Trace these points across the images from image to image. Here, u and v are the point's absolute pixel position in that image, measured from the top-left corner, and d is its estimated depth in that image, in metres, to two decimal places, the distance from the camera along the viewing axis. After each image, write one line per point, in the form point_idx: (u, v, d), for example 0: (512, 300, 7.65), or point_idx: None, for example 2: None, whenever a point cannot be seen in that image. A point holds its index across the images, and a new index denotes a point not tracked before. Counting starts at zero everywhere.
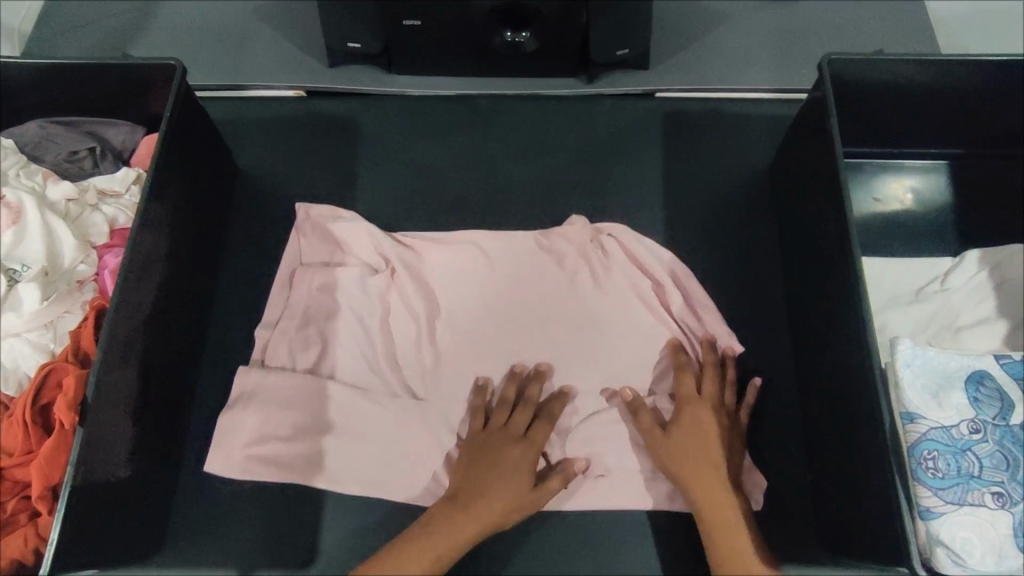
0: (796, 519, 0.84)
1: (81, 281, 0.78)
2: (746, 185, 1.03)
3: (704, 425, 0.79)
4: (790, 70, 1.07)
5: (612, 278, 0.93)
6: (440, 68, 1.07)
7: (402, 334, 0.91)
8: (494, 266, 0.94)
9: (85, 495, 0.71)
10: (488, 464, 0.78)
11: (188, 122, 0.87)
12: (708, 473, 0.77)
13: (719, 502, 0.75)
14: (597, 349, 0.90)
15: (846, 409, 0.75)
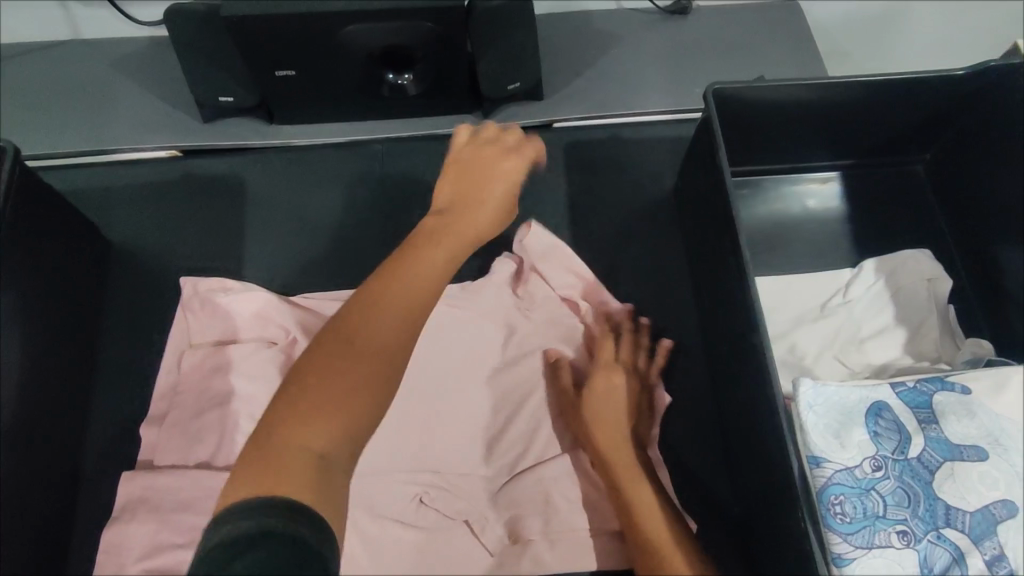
0: (727, 554, 0.83)
1: None
2: (653, 211, 1.02)
3: (613, 388, 0.81)
4: (684, 91, 1.07)
5: (534, 320, 0.90)
6: (327, 116, 1.00)
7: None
8: None
9: None
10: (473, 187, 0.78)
11: (32, 207, 0.78)
12: (618, 444, 0.79)
13: (629, 472, 0.77)
14: (518, 400, 0.87)
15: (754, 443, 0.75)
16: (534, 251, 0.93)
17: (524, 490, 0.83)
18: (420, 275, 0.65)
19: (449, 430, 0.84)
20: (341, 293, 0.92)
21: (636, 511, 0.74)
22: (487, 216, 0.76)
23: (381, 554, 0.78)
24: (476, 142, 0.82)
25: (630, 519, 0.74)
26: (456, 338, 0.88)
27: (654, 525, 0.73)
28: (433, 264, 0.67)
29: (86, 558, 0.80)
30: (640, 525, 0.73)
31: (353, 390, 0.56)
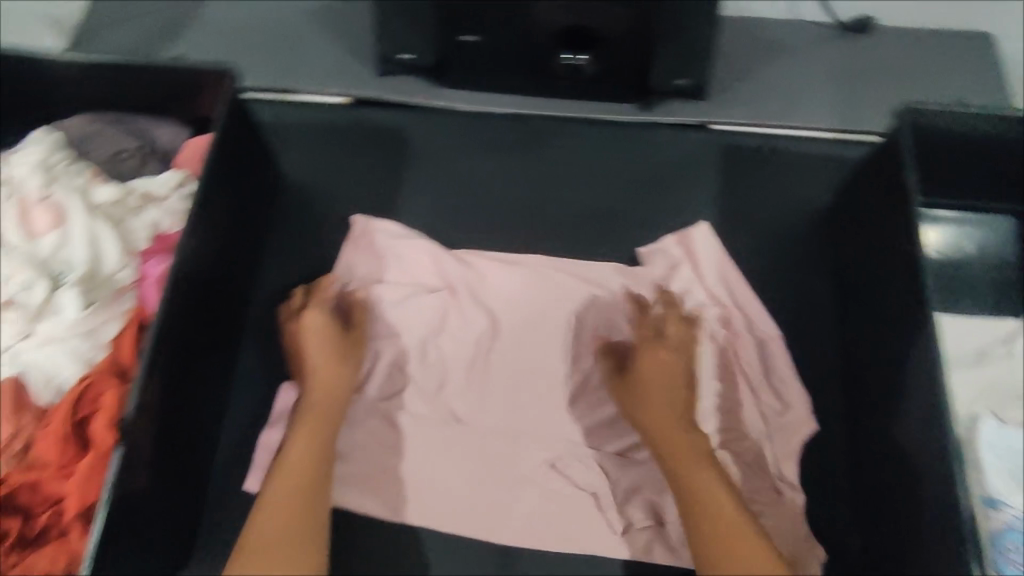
0: None
1: (120, 290, 0.72)
2: (809, 227, 0.99)
3: (659, 370, 0.81)
4: (854, 110, 1.04)
5: None
6: (494, 85, 1.04)
7: (453, 358, 0.89)
8: (561, 295, 0.92)
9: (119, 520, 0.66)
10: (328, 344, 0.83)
11: (239, 128, 0.85)
12: (671, 428, 0.79)
13: (694, 456, 0.77)
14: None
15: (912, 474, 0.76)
16: (698, 247, 0.95)
17: (650, 478, 0.84)
18: (294, 454, 0.76)
19: (589, 405, 0.88)
20: (491, 253, 0.95)
21: (694, 493, 0.75)
22: (319, 363, 0.82)
23: (515, 512, 0.84)
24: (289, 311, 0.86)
25: (689, 502, 0.75)
26: (604, 316, 0.92)
27: (718, 508, 0.73)
28: (310, 423, 0.78)
29: (225, 460, 0.84)
30: (705, 506, 0.74)
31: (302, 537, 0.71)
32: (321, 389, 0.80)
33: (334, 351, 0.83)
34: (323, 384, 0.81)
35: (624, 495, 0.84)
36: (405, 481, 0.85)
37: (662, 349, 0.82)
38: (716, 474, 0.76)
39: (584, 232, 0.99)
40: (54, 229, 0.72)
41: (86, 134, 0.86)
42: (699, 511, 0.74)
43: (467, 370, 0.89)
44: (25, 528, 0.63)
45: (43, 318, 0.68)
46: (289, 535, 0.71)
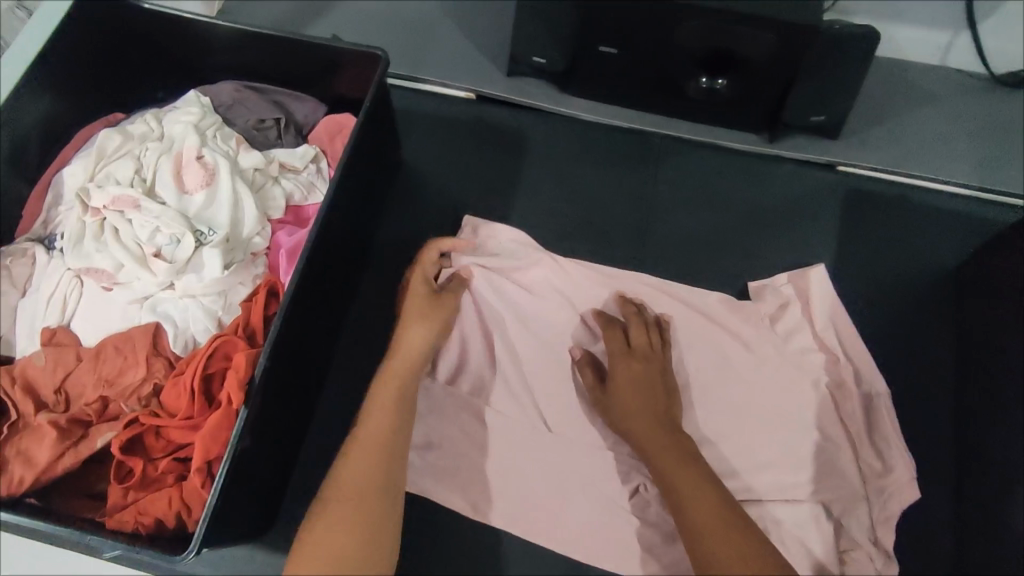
0: None
1: (254, 255, 0.76)
2: (930, 284, 0.95)
3: (632, 375, 0.83)
4: (996, 169, 0.98)
5: (782, 357, 0.90)
6: (619, 99, 1.04)
7: (546, 366, 0.90)
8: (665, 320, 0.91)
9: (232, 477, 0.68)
10: (428, 309, 0.84)
11: (379, 112, 0.86)
12: (642, 429, 0.80)
13: (675, 456, 0.77)
14: (749, 428, 0.87)
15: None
16: (813, 291, 0.92)
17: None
18: (378, 418, 0.76)
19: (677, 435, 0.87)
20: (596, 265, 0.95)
21: (682, 502, 0.74)
22: (416, 325, 0.82)
23: (594, 530, 0.84)
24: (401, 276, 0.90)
25: (683, 515, 0.73)
26: (700, 347, 0.91)
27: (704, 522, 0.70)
28: (394, 391, 0.78)
29: (323, 430, 0.88)
30: (682, 502, 0.73)
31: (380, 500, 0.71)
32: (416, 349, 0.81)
33: (432, 316, 0.83)
34: (417, 351, 0.81)
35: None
36: (488, 481, 0.86)
37: (634, 361, 0.84)
38: (697, 471, 0.76)
39: (692, 257, 0.98)
40: (204, 188, 0.75)
41: (227, 100, 0.90)
42: (689, 507, 0.73)
43: (562, 379, 0.90)
44: (147, 470, 0.65)
45: (185, 272, 0.71)
46: (372, 479, 0.72)
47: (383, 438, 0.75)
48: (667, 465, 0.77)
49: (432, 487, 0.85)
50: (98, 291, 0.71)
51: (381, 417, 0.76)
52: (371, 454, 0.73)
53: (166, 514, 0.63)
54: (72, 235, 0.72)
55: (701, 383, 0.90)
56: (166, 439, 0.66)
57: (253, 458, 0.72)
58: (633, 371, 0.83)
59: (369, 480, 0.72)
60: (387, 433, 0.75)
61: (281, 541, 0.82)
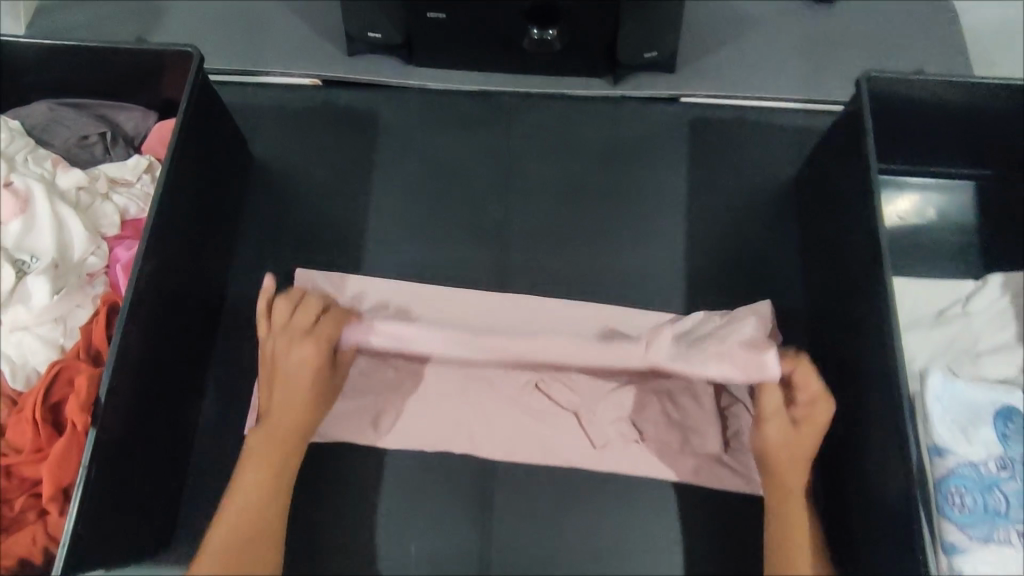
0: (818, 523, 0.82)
1: (91, 275, 0.74)
2: (773, 195, 1.01)
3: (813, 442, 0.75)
4: (820, 80, 1.05)
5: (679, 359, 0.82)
6: (463, 62, 1.04)
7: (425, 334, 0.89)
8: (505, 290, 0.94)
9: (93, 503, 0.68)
10: (306, 412, 0.78)
11: (206, 110, 0.83)
12: (791, 473, 0.75)
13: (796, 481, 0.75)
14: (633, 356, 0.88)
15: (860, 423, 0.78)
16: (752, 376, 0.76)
17: (622, 442, 0.85)
18: (264, 444, 0.75)
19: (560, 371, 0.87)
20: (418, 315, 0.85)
21: (783, 527, 0.73)
22: (295, 419, 0.77)
23: (490, 485, 0.85)
24: (275, 329, 0.79)
25: (776, 530, 0.74)
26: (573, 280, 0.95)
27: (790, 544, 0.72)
28: (275, 432, 0.76)
29: (205, 445, 0.85)
30: (774, 522, 0.74)
31: (271, 534, 0.73)
32: (292, 412, 0.77)
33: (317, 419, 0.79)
34: (290, 437, 0.77)
35: (604, 461, 0.84)
36: (379, 459, 0.85)
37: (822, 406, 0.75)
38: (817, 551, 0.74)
39: (555, 205, 0.99)
40: (18, 216, 0.69)
41: (40, 122, 0.84)
42: (776, 522, 0.74)
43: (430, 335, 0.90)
44: (3, 512, 0.64)
45: (11, 304, 0.67)
46: (260, 513, 0.73)
47: (270, 470, 0.75)
48: (785, 488, 0.75)
49: (322, 475, 0.84)
50: None
51: (259, 460, 0.75)
52: (256, 488, 0.74)
53: (31, 551, 0.63)
54: None
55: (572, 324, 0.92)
56: (19, 477, 0.65)
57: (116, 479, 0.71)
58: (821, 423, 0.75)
59: (255, 514, 0.73)
60: (275, 469, 0.75)
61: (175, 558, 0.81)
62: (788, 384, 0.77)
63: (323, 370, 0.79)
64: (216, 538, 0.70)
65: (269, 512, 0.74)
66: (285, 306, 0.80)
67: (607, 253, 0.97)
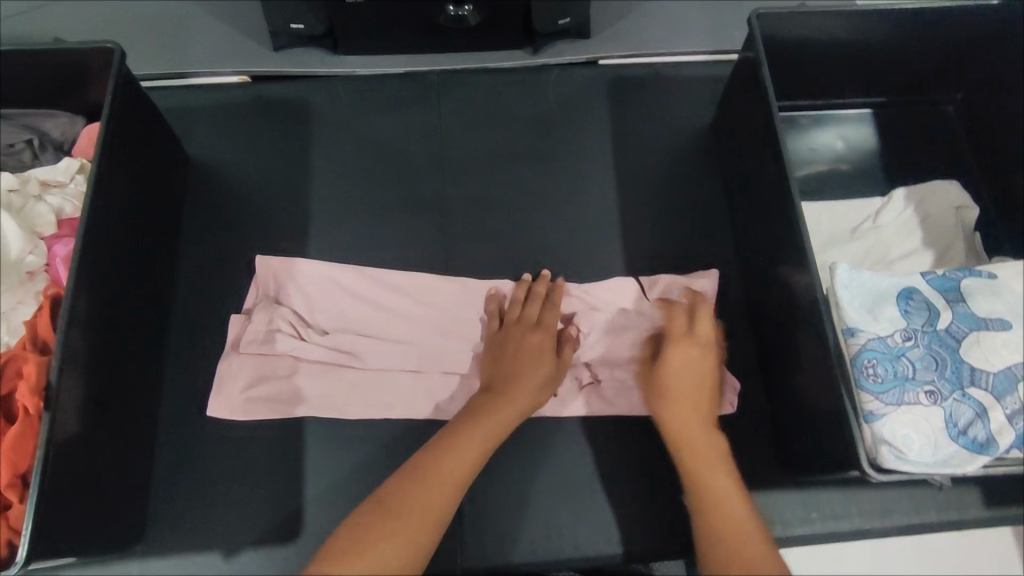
0: (760, 434, 0.89)
1: (31, 273, 0.74)
2: (693, 142, 1.07)
3: (689, 387, 0.82)
4: (725, 32, 1.12)
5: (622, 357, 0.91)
6: (387, 47, 1.07)
7: (375, 308, 0.91)
8: (463, 284, 0.93)
9: (55, 494, 0.68)
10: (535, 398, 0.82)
11: (132, 107, 0.84)
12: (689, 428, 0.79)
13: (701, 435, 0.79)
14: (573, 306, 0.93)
15: (784, 336, 0.84)
16: None
17: (572, 390, 0.90)
18: (506, 410, 0.79)
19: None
20: (365, 325, 0.90)
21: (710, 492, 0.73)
22: (526, 392, 0.81)
23: None
24: (513, 320, 0.88)
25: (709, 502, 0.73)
26: (514, 240, 0.99)
27: (720, 499, 0.72)
28: (487, 413, 0.78)
29: (166, 440, 0.85)
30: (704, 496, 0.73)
31: (428, 510, 0.68)
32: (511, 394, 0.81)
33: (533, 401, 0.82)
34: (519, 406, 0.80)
35: (561, 408, 0.89)
36: (344, 432, 0.87)
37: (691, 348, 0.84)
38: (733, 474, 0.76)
39: (491, 171, 1.03)
40: None
41: None
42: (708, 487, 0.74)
43: (388, 311, 0.91)
44: None
45: None
46: (443, 485, 0.71)
47: (466, 450, 0.74)
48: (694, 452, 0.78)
49: (288, 451, 0.85)
50: None
51: (476, 439, 0.75)
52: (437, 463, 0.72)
53: None
54: None
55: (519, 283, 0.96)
56: None
57: (77, 472, 0.71)
58: (692, 367, 0.83)
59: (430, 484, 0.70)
60: (489, 444, 0.76)
61: (149, 550, 0.81)
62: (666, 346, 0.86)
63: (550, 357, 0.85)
64: (390, 495, 0.69)
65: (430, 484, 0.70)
66: (523, 298, 0.90)
67: (544, 211, 1.01)
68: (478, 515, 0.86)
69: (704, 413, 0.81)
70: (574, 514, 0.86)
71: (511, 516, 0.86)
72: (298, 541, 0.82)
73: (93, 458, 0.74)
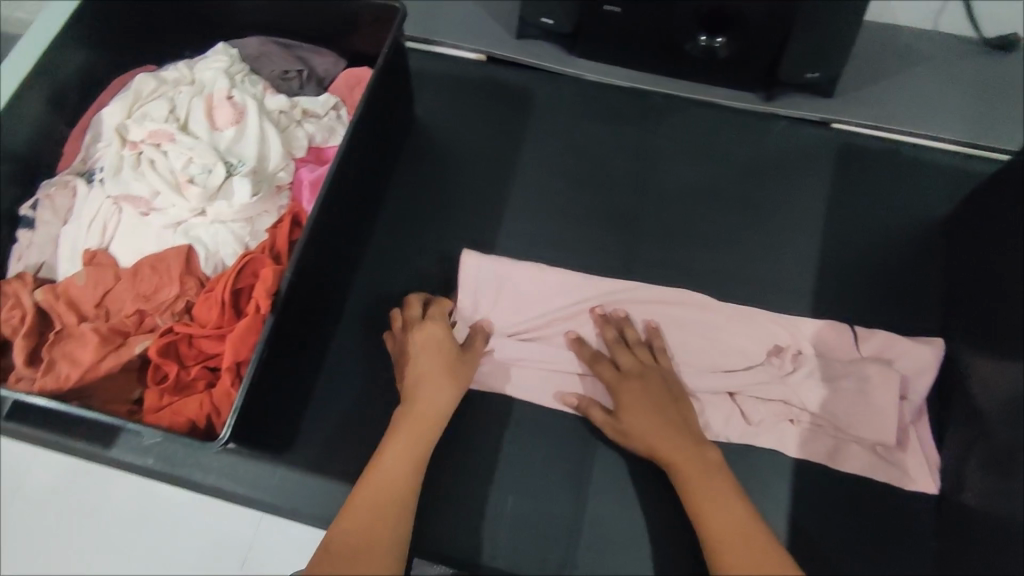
0: (919, 564, 0.82)
1: (278, 187, 0.81)
2: (917, 232, 0.98)
3: (643, 399, 0.81)
4: (985, 125, 1.02)
5: (816, 419, 0.87)
6: (622, 59, 1.08)
7: (572, 304, 0.92)
8: (666, 297, 0.92)
9: (258, 389, 0.75)
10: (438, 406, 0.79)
11: (394, 63, 0.90)
12: (667, 448, 0.77)
13: (700, 465, 0.76)
14: (785, 338, 0.90)
15: (997, 479, 0.76)
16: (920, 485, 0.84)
17: (775, 421, 0.87)
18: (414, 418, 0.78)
19: (723, 347, 0.90)
20: (545, 324, 0.91)
21: (704, 515, 0.72)
22: (435, 394, 0.80)
23: (592, 462, 0.86)
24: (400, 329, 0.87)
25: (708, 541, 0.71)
26: (698, 281, 0.96)
27: (723, 527, 0.70)
28: (410, 428, 0.77)
29: (332, 366, 0.91)
30: (711, 527, 0.71)
31: (378, 524, 0.68)
32: (424, 392, 0.79)
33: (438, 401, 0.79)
34: (425, 412, 0.78)
35: (756, 438, 0.86)
36: (489, 414, 0.88)
37: (630, 382, 0.82)
38: (731, 491, 0.74)
39: (691, 205, 1.01)
40: (234, 124, 0.81)
41: (252, 53, 0.95)
42: (712, 519, 0.72)
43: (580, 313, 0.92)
44: (180, 376, 0.72)
45: (217, 198, 0.76)
46: (390, 496, 0.71)
47: (394, 465, 0.74)
48: (691, 478, 0.75)
49: None
50: (135, 216, 0.78)
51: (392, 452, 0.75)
52: (382, 475, 0.73)
53: (198, 416, 0.70)
54: (111, 167, 0.79)
55: (709, 316, 0.91)
56: (197, 348, 0.73)
57: (271, 377, 0.77)
58: (628, 396, 0.81)
59: (376, 497, 0.71)
60: (419, 456, 0.75)
61: (292, 463, 0.86)
62: (839, 409, 0.86)
63: (450, 351, 0.83)
64: (357, 509, 0.69)
65: (385, 498, 0.71)
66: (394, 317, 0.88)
67: (735, 260, 0.97)
68: (599, 543, 0.83)
69: (690, 432, 0.79)
70: None
71: (631, 556, 0.83)
72: (424, 501, 0.85)
73: (283, 368, 0.80)
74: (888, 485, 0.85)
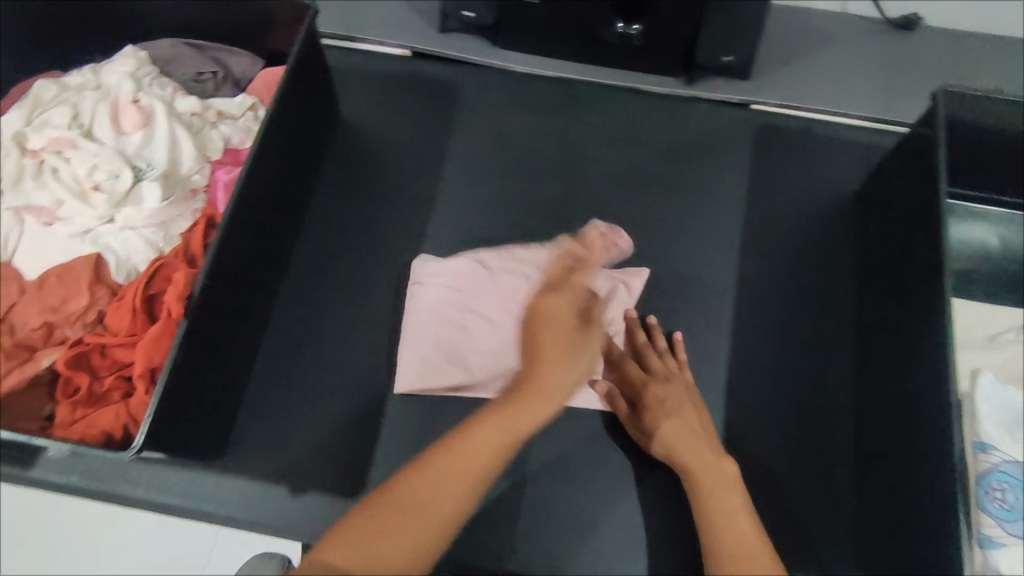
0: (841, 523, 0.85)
1: (192, 191, 0.79)
2: (832, 205, 1.02)
3: (679, 400, 0.82)
4: (891, 101, 1.07)
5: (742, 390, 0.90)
6: (545, 50, 1.09)
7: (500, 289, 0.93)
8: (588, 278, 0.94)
9: (179, 396, 0.74)
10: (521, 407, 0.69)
11: (309, 60, 0.89)
12: (683, 448, 0.79)
13: (709, 456, 0.78)
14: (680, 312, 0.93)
15: (906, 436, 0.80)
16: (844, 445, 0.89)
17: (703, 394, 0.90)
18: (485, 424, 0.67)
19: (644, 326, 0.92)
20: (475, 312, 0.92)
21: (711, 506, 0.75)
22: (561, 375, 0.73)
23: (529, 446, 0.88)
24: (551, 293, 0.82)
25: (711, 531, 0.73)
26: (627, 263, 0.98)
27: (731, 519, 0.73)
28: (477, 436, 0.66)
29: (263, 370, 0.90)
30: (717, 522, 0.73)
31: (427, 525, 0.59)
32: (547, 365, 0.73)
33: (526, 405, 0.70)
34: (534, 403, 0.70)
35: None
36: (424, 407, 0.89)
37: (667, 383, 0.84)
38: (735, 486, 0.76)
39: (618, 190, 1.03)
40: (141, 128, 0.79)
41: (163, 55, 0.92)
42: (716, 509, 0.74)
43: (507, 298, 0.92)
44: (94, 387, 0.70)
45: (126, 205, 0.75)
46: (435, 495, 0.61)
47: (453, 464, 0.64)
48: (703, 478, 0.77)
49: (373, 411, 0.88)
50: (39, 227, 0.76)
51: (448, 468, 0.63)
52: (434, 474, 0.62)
53: (113, 426, 0.68)
54: (11, 177, 0.76)
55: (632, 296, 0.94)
56: (111, 358, 0.71)
57: (194, 383, 0.76)
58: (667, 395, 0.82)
59: (429, 496, 0.61)
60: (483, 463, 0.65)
61: (224, 470, 0.85)
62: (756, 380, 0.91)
63: (570, 323, 0.77)
64: (381, 512, 0.58)
65: (416, 501, 0.60)
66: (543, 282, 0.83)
67: (661, 242, 0.99)
68: (537, 526, 0.85)
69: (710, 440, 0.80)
70: (630, 551, 0.84)
71: (568, 535, 0.84)
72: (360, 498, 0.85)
73: (208, 374, 0.79)
74: (811, 448, 0.89)
